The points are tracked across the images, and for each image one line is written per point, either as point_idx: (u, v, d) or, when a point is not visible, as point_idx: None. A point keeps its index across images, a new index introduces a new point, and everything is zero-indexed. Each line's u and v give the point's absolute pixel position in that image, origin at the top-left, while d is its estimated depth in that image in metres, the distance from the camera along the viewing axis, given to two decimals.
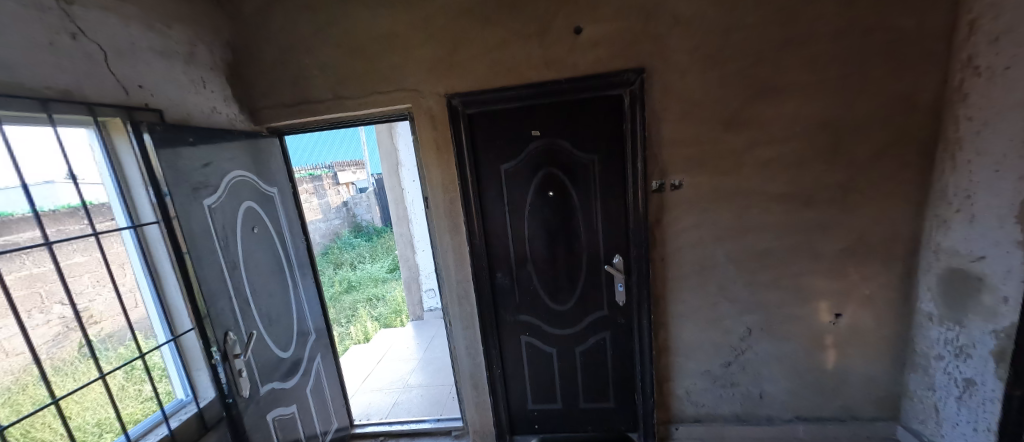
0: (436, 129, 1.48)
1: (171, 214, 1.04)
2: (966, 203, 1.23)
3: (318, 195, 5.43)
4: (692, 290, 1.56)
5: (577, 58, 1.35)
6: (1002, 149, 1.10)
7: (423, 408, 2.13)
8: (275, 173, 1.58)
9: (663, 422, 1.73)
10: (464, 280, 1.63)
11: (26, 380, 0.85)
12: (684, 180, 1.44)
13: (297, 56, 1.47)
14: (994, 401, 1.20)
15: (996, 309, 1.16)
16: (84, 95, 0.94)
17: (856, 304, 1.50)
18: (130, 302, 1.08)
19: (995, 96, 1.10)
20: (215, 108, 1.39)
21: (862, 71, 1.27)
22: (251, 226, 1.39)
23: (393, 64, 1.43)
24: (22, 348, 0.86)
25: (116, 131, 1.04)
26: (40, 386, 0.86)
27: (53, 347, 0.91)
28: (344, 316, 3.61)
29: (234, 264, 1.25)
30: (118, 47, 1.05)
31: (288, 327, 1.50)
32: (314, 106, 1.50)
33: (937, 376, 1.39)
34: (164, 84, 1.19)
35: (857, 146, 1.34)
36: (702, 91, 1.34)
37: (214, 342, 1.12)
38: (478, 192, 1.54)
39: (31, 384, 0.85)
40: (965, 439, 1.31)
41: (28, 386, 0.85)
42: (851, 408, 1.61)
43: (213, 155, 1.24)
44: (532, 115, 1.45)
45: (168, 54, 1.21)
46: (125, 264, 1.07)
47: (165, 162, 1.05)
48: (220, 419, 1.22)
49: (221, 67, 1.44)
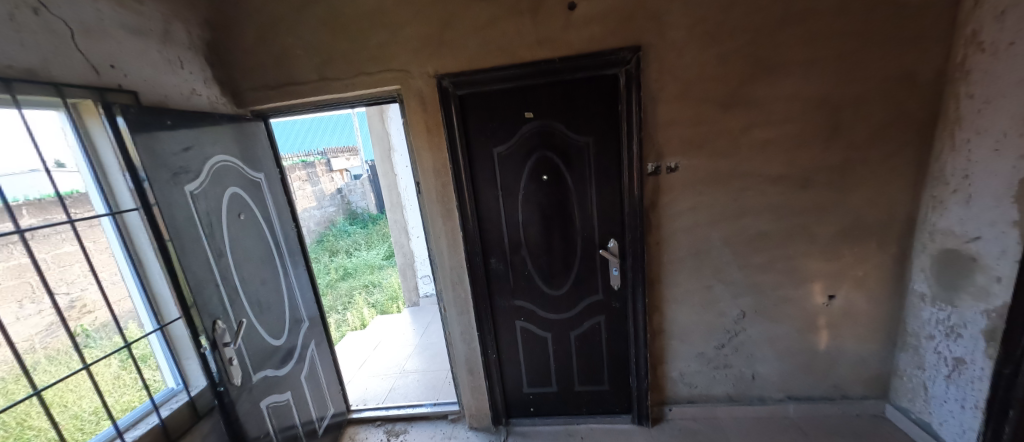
0: (426, 111, 1.43)
1: (151, 201, 1.00)
2: (964, 183, 1.21)
3: (312, 183, 5.35)
4: (687, 273, 1.56)
5: (571, 36, 1.30)
6: (1003, 127, 1.08)
7: (419, 393, 2.15)
8: (261, 159, 1.53)
9: (658, 403, 1.76)
10: (458, 266, 1.62)
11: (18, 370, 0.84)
12: (679, 162, 1.41)
13: (278, 36, 1.40)
14: (984, 379, 1.22)
15: (989, 288, 1.17)
16: (51, 75, 0.89)
17: (849, 286, 1.50)
18: (116, 296, 1.05)
19: (1000, 72, 1.07)
20: (194, 89, 1.33)
21: (864, 48, 1.23)
22: (237, 213, 1.35)
23: (380, 43, 1.38)
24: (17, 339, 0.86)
25: (88, 115, 0.99)
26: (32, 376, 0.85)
27: (48, 337, 0.91)
28: (341, 303, 3.61)
29: (220, 251, 1.22)
30: (86, 24, 0.99)
31: (279, 315, 1.49)
32: (298, 88, 1.44)
33: (927, 355, 1.41)
34: (137, 64, 1.13)
35: (856, 126, 1.31)
36: (699, 69, 1.30)
37: (202, 331, 1.10)
38: (471, 176, 1.51)
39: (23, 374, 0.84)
40: (953, 416, 1.33)
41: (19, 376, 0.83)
42: (841, 387, 1.64)
43: (193, 139, 1.20)
44: (525, 96, 1.40)
45: (141, 33, 1.16)
46: (106, 252, 1.04)
47: (142, 146, 1.00)
48: (212, 408, 1.23)
49: (200, 47, 1.38)
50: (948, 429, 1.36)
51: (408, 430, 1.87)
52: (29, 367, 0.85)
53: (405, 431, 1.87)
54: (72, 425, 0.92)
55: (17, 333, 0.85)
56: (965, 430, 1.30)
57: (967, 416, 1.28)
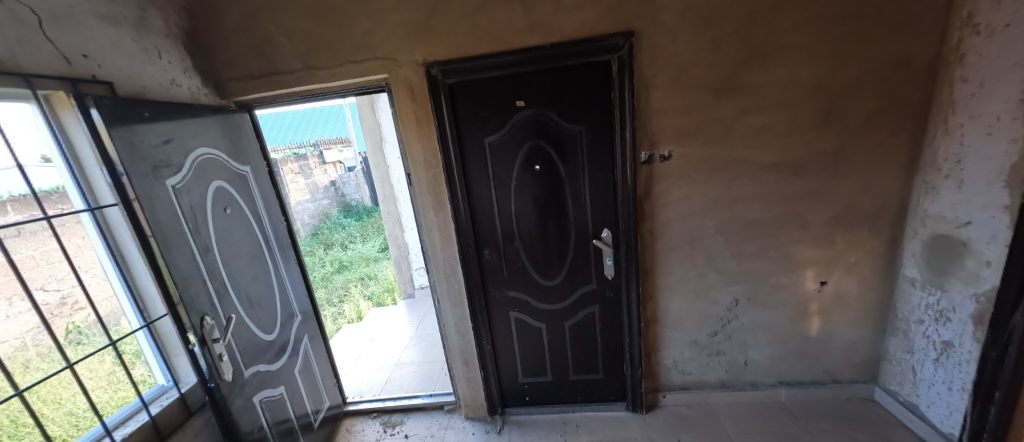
0: (415, 100, 1.39)
1: (131, 196, 0.98)
2: (956, 168, 1.21)
3: (305, 175, 5.28)
4: (681, 262, 1.55)
5: (562, 21, 1.26)
6: (998, 110, 1.07)
7: (416, 384, 2.17)
8: (247, 152, 1.50)
9: (652, 391, 1.78)
10: (452, 258, 1.60)
11: (12, 368, 0.83)
12: (673, 150, 1.40)
13: (260, 23, 1.36)
14: (971, 362, 1.23)
15: (978, 273, 1.18)
16: (18, 65, 0.84)
17: (842, 272, 1.51)
18: (101, 294, 1.03)
19: (996, 55, 1.06)
20: (174, 80, 1.29)
21: (860, 31, 1.21)
22: (223, 207, 1.32)
23: (366, 30, 1.33)
24: (14, 335, 0.85)
25: (61, 107, 0.95)
26: (28, 373, 0.84)
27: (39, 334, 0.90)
28: (336, 296, 3.61)
29: (206, 247, 1.20)
30: (55, 12, 0.94)
31: (271, 310, 1.48)
32: (283, 77, 1.40)
33: (917, 339, 1.42)
34: (110, 54, 1.09)
35: (850, 112, 1.30)
36: (693, 54, 1.27)
37: (190, 328, 1.08)
38: (462, 166, 1.49)
39: (17, 372, 0.83)
40: (940, 398, 1.36)
41: (13, 373, 0.83)
42: (832, 372, 1.66)
43: (174, 131, 1.16)
44: (515, 84, 1.37)
45: (115, 21, 1.11)
46: (86, 249, 1.01)
47: (118, 140, 0.97)
48: (204, 404, 1.23)
49: (178, 36, 1.33)
50: (935, 411, 1.38)
51: (404, 421, 1.89)
52: (20, 364, 0.85)
53: (401, 422, 1.88)
54: (68, 422, 0.92)
55: (7, 330, 0.84)
56: (952, 411, 1.32)
57: (954, 398, 1.30)
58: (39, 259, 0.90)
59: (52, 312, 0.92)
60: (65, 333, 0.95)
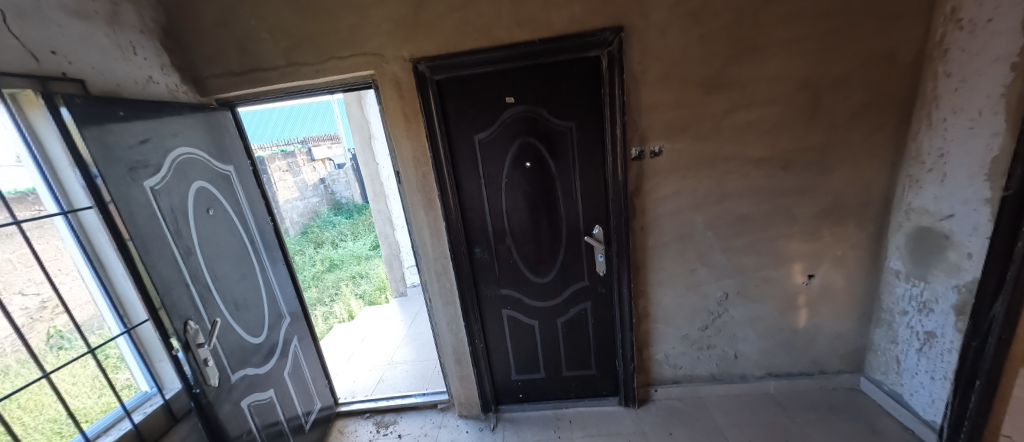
0: (402, 97, 1.37)
1: (106, 198, 0.94)
2: (939, 162, 1.23)
3: (293, 173, 5.21)
4: (671, 257, 1.56)
5: (551, 15, 1.24)
6: (979, 105, 1.09)
7: (408, 383, 2.16)
8: (230, 150, 1.46)
9: (644, 385, 1.80)
10: (442, 256, 1.59)
11: None
12: (663, 146, 1.40)
13: (240, 17, 1.31)
14: (952, 352, 1.27)
15: (960, 264, 1.20)
16: None
17: (829, 266, 1.53)
18: (78, 299, 0.99)
19: (978, 50, 1.07)
20: (150, 77, 1.25)
21: (846, 25, 1.21)
22: (206, 207, 1.29)
23: (350, 25, 1.30)
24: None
25: (30, 106, 0.91)
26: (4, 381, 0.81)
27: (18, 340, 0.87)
28: (327, 295, 3.58)
29: (189, 249, 1.18)
30: (22, 7, 0.90)
31: (257, 312, 1.45)
32: (266, 74, 1.36)
33: (901, 330, 1.45)
34: (81, 49, 1.04)
35: (837, 107, 1.31)
36: (682, 49, 1.27)
37: (173, 332, 1.06)
38: (452, 163, 1.47)
39: None
40: (923, 387, 1.39)
41: None
42: (819, 363, 1.70)
43: (151, 130, 1.12)
44: (504, 80, 1.35)
45: (85, 15, 1.07)
46: (62, 254, 0.97)
47: (92, 140, 0.93)
48: (189, 410, 1.21)
49: (154, 31, 1.29)
50: (918, 399, 1.42)
51: (397, 421, 1.88)
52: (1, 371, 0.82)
53: (394, 422, 1.87)
54: (51, 429, 0.89)
55: None
56: (934, 399, 1.35)
57: (937, 387, 1.34)
58: (15, 262, 0.87)
59: (31, 317, 0.90)
60: (46, 338, 0.92)
